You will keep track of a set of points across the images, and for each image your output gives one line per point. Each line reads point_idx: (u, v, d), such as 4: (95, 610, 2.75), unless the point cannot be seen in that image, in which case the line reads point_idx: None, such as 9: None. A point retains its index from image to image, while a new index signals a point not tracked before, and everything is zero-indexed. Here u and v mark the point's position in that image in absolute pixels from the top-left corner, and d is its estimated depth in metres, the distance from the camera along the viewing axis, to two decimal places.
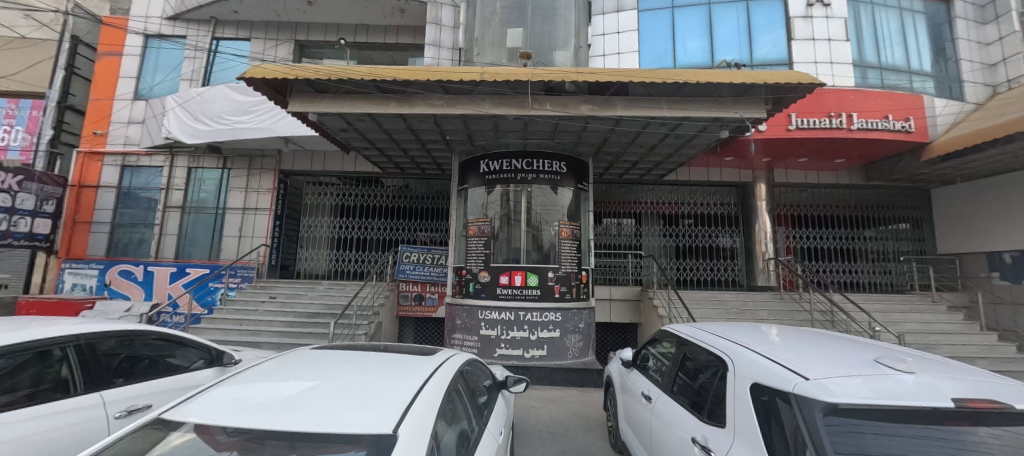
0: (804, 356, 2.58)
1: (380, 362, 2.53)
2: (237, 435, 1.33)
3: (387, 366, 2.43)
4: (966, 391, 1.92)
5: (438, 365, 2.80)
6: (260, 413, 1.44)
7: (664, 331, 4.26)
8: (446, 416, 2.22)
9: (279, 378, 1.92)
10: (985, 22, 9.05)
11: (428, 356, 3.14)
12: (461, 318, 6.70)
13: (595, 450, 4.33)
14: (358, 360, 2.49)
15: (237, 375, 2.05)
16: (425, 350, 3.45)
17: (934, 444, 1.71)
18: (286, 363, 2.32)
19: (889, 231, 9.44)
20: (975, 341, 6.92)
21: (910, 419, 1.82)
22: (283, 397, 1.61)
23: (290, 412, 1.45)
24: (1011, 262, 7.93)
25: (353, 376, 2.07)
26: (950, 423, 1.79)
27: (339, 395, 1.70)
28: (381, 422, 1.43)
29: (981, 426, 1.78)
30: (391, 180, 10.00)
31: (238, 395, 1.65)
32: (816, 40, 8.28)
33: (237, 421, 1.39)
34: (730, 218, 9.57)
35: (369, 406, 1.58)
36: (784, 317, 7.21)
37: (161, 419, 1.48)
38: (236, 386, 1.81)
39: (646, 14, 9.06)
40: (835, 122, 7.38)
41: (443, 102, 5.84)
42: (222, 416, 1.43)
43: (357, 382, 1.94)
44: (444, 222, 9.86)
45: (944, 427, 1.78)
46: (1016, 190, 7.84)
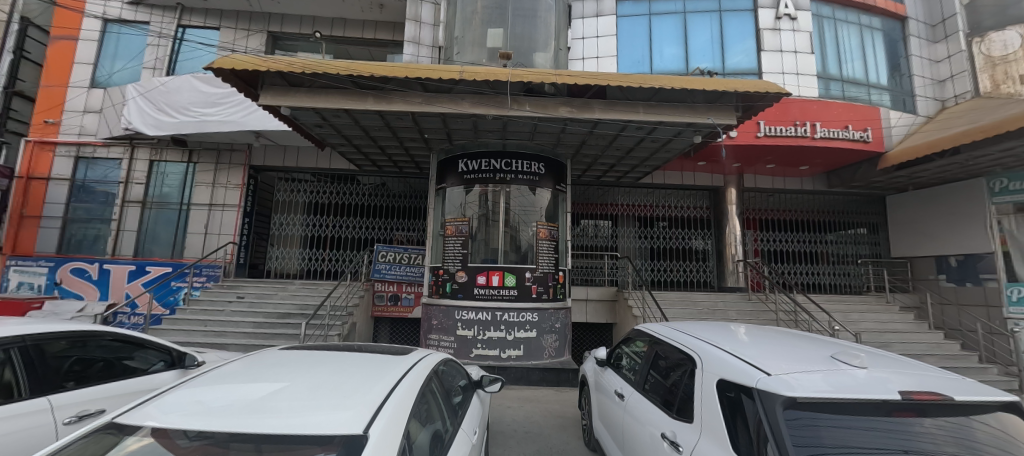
0: (769, 353, 2.68)
1: (351, 362, 2.48)
2: (198, 439, 1.26)
3: (358, 366, 2.38)
4: (916, 385, 2.04)
5: (410, 364, 2.76)
6: (220, 415, 1.38)
7: (637, 330, 4.33)
8: (420, 416, 2.18)
9: (242, 380, 1.84)
10: (935, 41, 9.66)
11: (400, 355, 3.09)
12: (438, 319, 6.63)
13: (569, 449, 4.36)
14: (329, 360, 2.43)
15: (198, 377, 1.95)
16: (397, 349, 3.38)
17: (885, 435, 1.81)
18: (251, 363, 2.24)
19: (850, 235, 9.95)
20: (924, 339, 7.38)
21: (864, 412, 1.92)
22: (248, 399, 1.54)
23: (254, 414, 1.39)
24: (956, 265, 8.49)
25: (322, 376, 2.01)
26: (898, 415, 1.90)
27: (308, 396, 1.64)
28: (351, 422, 1.39)
29: (925, 417, 1.90)
30: (368, 178, 9.78)
31: (197, 396, 1.58)
32: (783, 51, 8.64)
33: (196, 424, 1.33)
34: (703, 220, 9.86)
35: (339, 407, 1.53)
36: (752, 316, 7.48)
37: (115, 423, 1.39)
38: (195, 388, 1.72)
39: (625, 20, 9.24)
40: (801, 130, 7.73)
41: (422, 100, 5.77)
42: (179, 418, 1.36)
43: (326, 382, 1.89)
44: (422, 221, 9.70)
45: (892, 419, 1.89)
46: (962, 198, 8.40)
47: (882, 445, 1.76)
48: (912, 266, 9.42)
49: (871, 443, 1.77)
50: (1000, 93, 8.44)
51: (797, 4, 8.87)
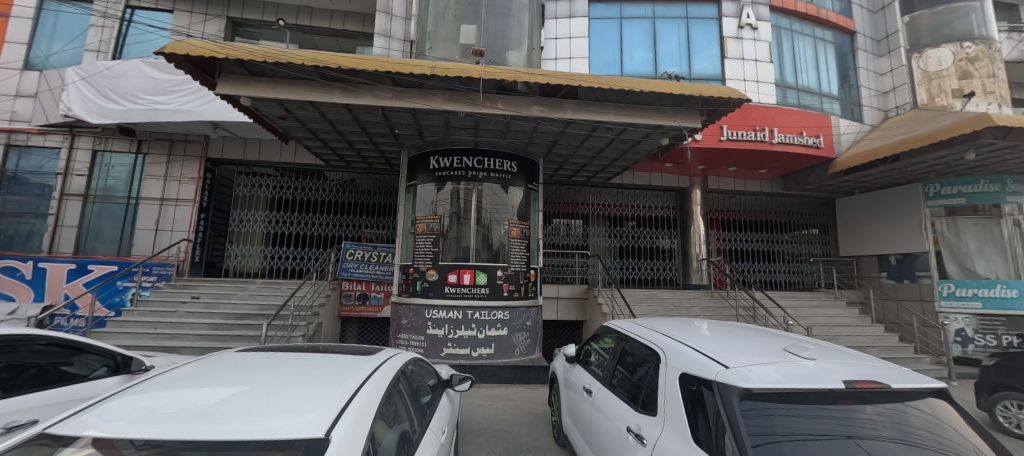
0: (727, 347, 2.79)
1: (314, 363, 2.38)
2: (146, 448, 1.17)
3: (320, 367, 2.29)
4: (860, 374, 2.18)
5: (374, 363, 2.70)
6: (168, 421, 1.29)
7: (606, 327, 4.42)
8: (386, 417, 2.13)
9: (193, 384, 1.72)
10: (880, 55, 10.34)
11: (366, 355, 3.01)
12: (407, 318, 6.52)
13: (538, 445, 4.39)
14: (288, 362, 2.33)
15: (143, 382, 1.82)
16: (362, 349, 3.29)
17: (832, 421, 1.93)
18: (205, 366, 2.11)
19: (804, 235, 10.56)
20: (868, 332, 7.94)
21: (813, 401, 2.03)
22: (201, 404, 1.45)
23: (207, 420, 1.30)
24: (895, 263, 9.18)
25: (282, 378, 1.92)
26: (842, 402, 2.03)
27: (268, 400, 1.56)
28: (313, 426, 1.33)
29: (865, 404, 2.04)
30: (336, 173, 9.45)
31: (141, 403, 1.48)
32: (745, 59, 9.04)
33: (145, 432, 1.23)
34: (670, 220, 10.18)
35: (300, 410, 1.47)
36: (715, 312, 7.80)
37: (48, 433, 1.27)
38: (140, 394, 1.59)
39: (597, 22, 9.39)
40: (760, 135, 8.13)
41: (393, 95, 5.64)
42: (123, 426, 1.26)
43: (287, 385, 1.80)
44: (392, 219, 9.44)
45: (838, 406, 2.01)
46: (901, 201, 9.08)
47: (828, 431, 1.88)
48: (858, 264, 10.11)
49: (819, 429, 1.89)
50: (935, 106, 9.18)
51: (757, 15, 9.31)
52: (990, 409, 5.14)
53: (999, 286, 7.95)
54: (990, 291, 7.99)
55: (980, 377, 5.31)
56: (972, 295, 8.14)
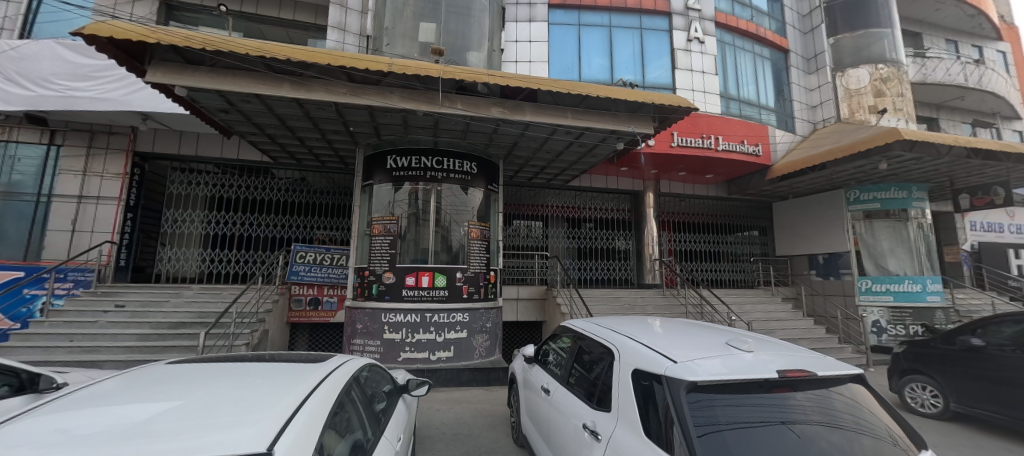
0: (676, 342, 2.92)
1: (257, 373, 2.22)
2: None
3: (262, 376, 2.14)
4: (792, 363, 2.38)
5: (324, 370, 2.58)
6: (85, 442, 1.15)
7: (563, 326, 4.50)
8: (337, 427, 2.04)
9: (111, 403, 1.52)
10: (809, 72, 11.25)
11: (313, 362, 2.85)
12: (362, 322, 6.29)
13: (498, 447, 4.37)
14: (225, 373, 2.15)
15: (50, 402, 1.61)
16: (307, 356, 3.12)
17: (766, 408, 2.09)
18: (128, 381, 1.90)
19: (745, 237, 11.35)
20: (801, 325, 8.67)
21: (751, 390, 2.19)
22: (122, 423, 1.30)
23: (127, 439, 1.17)
24: (822, 262, 10.04)
25: (220, 391, 1.77)
26: (776, 391, 2.20)
27: (206, 414, 1.44)
28: (253, 441, 1.24)
29: (795, 391, 2.22)
30: (285, 171, 8.97)
31: (53, 423, 1.31)
32: (693, 71, 9.59)
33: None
34: (626, 222, 10.55)
35: (239, 424, 1.36)
36: (667, 310, 8.20)
37: None
38: (48, 416, 1.40)
39: (556, 27, 9.58)
40: (706, 143, 8.65)
41: (348, 91, 5.43)
42: (24, 451, 1.10)
43: (226, 398, 1.66)
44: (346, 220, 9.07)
45: (772, 394, 2.18)
46: (827, 206, 9.97)
47: (765, 418, 2.04)
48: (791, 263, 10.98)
49: (756, 417, 2.04)
50: (855, 120, 10.23)
51: (704, 29, 9.92)
52: (902, 391, 5.76)
53: (907, 282, 8.97)
54: (899, 286, 8.99)
55: (893, 363, 5.93)
56: (885, 290, 9.10)
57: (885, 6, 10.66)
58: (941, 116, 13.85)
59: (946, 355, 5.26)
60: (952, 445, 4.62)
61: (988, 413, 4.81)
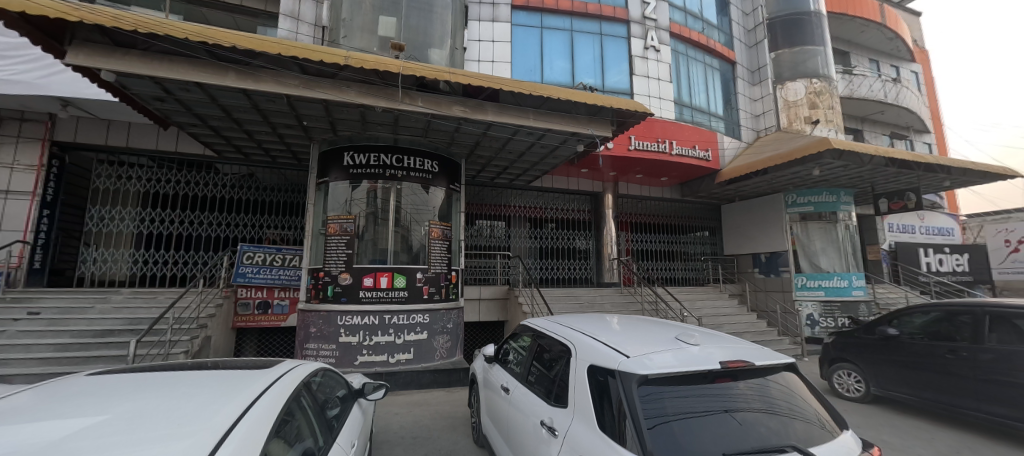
0: (630, 338, 3.02)
1: (192, 382, 2.07)
2: None
3: (196, 386, 1.97)
4: (733, 355, 2.52)
5: (271, 377, 2.44)
6: None
7: (523, 326, 4.55)
8: (283, 436, 1.95)
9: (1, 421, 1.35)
10: (754, 83, 12.15)
11: (258, 369, 2.68)
12: (316, 326, 6.03)
13: (457, 448, 4.33)
14: (155, 383, 1.98)
15: None
16: (251, 362, 2.94)
17: (710, 398, 2.24)
18: (34, 396, 1.71)
19: (696, 237, 11.96)
20: (746, 320, 9.26)
21: (697, 381, 2.33)
22: (12, 442, 1.17)
23: None
24: (765, 260, 10.76)
25: (142, 402, 1.63)
26: (719, 381, 2.36)
27: (118, 428, 1.32)
28: (161, 451, 1.16)
29: (736, 380, 2.39)
30: (230, 166, 8.41)
31: None
32: (649, 77, 10.00)
33: None
34: (587, 222, 10.80)
35: (153, 437, 1.27)
36: (624, 307, 8.50)
37: None
38: None
39: (519, 29, 9.64)
40: (661, 147, 9.04)
41: (300, 83, 5.18)
42: None
43: (145, 410, 1.53)
44: (299, 219, 8.66)
45: (715, 384, 2.33)
46: (769, 209, 10.70)
47: (709, 407, 2.18)
48: (737, 261, 11.69)
49: (702, 406, 2.19)
50: (793, 129, 11.09)
51: (660, 38, 10.38)
52: (832, 378, 6.29)
53: (836, 278, 9.79)
54: (829, 282, 9.83)
55: (823, 352, 6.48)
56: (817, 285, 9.90)
57: (818, 25, 11.57)
58: (865, 127, 15.33)
59: (868, 344, 5.83)
60: (870, 425, 5.11)
61: (901, 395, 5.38)
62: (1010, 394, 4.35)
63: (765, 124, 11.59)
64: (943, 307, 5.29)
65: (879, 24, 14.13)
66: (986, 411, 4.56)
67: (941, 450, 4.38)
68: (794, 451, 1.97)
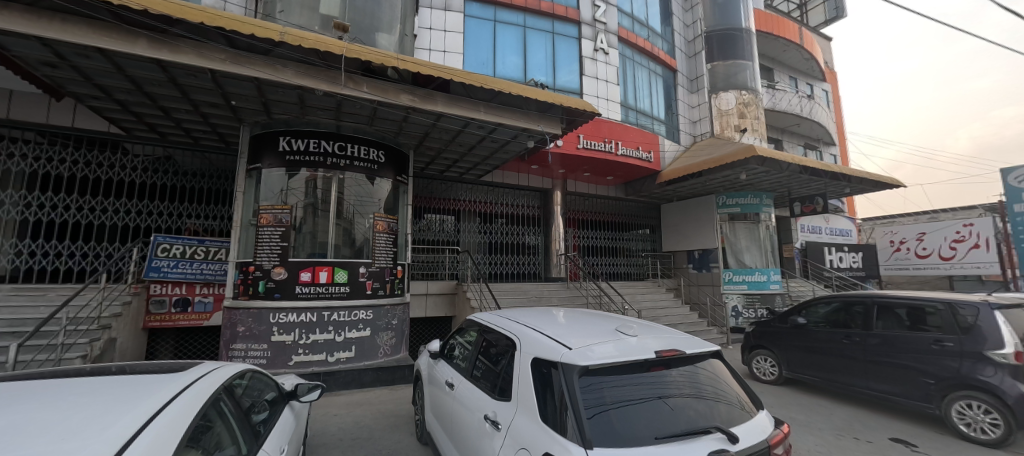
0: (572, 331, 3.10)
1: (83, 388, 1.80)
2: None
3: (87, 395, 1.70)
4: (667, 344, 2.68)
5: (184, 381, 2.18)
6: None
7: (470, 320, 4.51)
8: (199, 445, 1.78)
9: None
10: (693, 91, 13.02)
11: (171, 372, 2.38)
12: (245, 325, 5.58)
13: (400, 447, 4.22)
14: (29, 393, 1.69)
15: None
16: (163, 365, 2.61)
17: (645, 386, 2.37)
18: None
19: (638, 234, 12.65)
20: (680, 312, 9.96)
21: (634, 370, 2.45)
22: None
23: None
24: (698, 256, 11.59)
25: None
26: (654, 369, 2.50)
27: None
28: None
29: (669, 368, 2.54)
30: (141, 147, 7.48)
31: None
32: (598, 79, 10.35)
33: None
34: (535, 218, 10.99)
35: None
36: (570, 301, 8.79)
37: None
38: None
39: (472, 20, 9.49)
40: (608, 147, 9.41)
41: (228, 58, 4.73)
42: None
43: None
44: (225, 208, 7.98)
45: (651, 373, 2.47)
46: (703, 209, 11.55)
47: (645, 395, 2.32)
48: (674, 258, 12.52)
49: (638, 394, 2.31)
50: (724, 136, 12.06)
51: (609, 42, 10.77)
52: (751, 364, 6.97)
53: (756, 273, 10.83)
54: (751, 276, 10.82)
55: (745, 340, 7.14)
56: (741, 280, 10.85)
57: (748, 41, 12.61)
58: (784, 138, 17.09)
59: (780, 332, 6.53)
60: (782, 404, 5.73)
61: (806, 376, 6.09)
62: (892, 373, 5.11)
63: (699, 130, 12.56)
64: (841, 298, 6.02)
65: (798, 45, 15.73)
66: (873, 388, 5.31)
67: (836, 423, 5.03)
68: (718, 431, 2.17)
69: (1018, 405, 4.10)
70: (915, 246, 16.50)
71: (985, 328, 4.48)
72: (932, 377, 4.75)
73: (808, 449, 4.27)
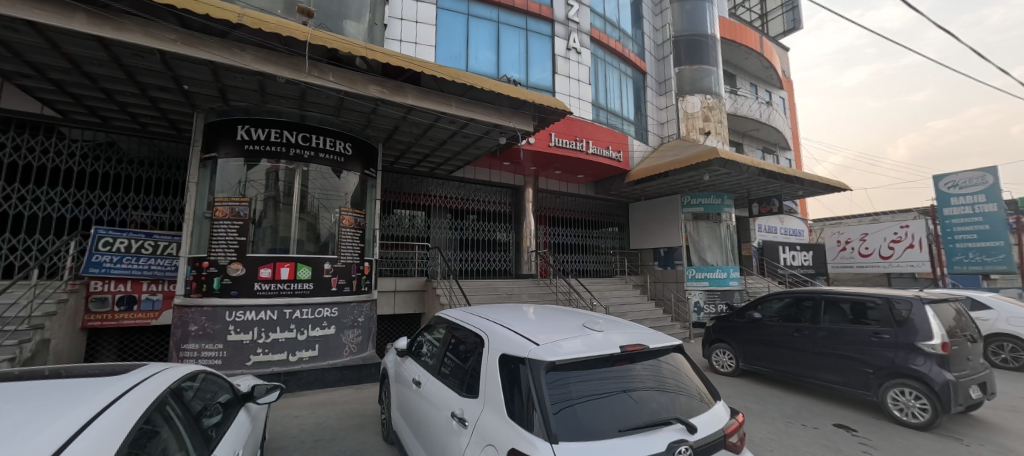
0: (540, 327, 3.14)
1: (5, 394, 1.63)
2: None
3: (10, 401, 1.54)
4: (632, 339, 2.76)
5: (128, 383, 2.05)
6: None
7: (438, 317, 4.46)
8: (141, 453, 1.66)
9: None
10: (662, 93, 13.37)
11: (110, 374, 2.21)
12: (198, 323, 5.28)
13: (365, 447, 4.14)
14: None
15: None
16: (103, 367, 2.42)
17: (611, 380, 2.44)
18: None
19: (607, 232, 12.95)
20: (646, 308, 10.30)
21: (599, 365, 2.51)
22: None
23: None
24: (664, 254, 11.97)
25: None
26: (620, 363, 2.57)
27: None
28: None
29: (633, 363, 2.62)
30: (79, 131, 6.92)
31: None
32: (570, 78, 10.48)
33: None
34: (506, 215, 11.03)
35: None
36: (540, 298, 8.89)
37: None
38: None
39: (445, 13, 9.33)
40: (579, 146, 9.56)
41: (180, 39, 4.43)
42: None
43: None
44: (176, 200, 7.54)
45: (616, 367, 2.54)
46: (670, 208, 11.94)
47: (611, 389, 2.39)
48: (641, 255, 12.91)
49: (604, 388, 2.38)
50: (690, 138, 12.54)
51: (581, 42, 10.90)
52: (710, 356, 7.32)
53: (717, 270, 11.35)
54: (712, 273, 11.32)
55: (706, 334, 7.48)
56: (703, 277, 11.33)
57: (713, 47, 13.12)
58: (744, 141, 17.94)
59: (738, 326, 6.88)
60: (738, 395, 6.05)
61: (760, 368, 6.47)
62: (836, 363, 5.51)
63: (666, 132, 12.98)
64: (793, 293, 6.40)
65: (758, 53, 16.51)
66: (820, 378, 5.69)
67: (785, 411, 5.38)
68: (678, 422, 2.28)
69: (943, 390, 4.52)
70: (859, 246, 17.76)
71: (916, 321, 4.91)
72: (871, 367, 5.16)
73: (759, 437, 4.54)
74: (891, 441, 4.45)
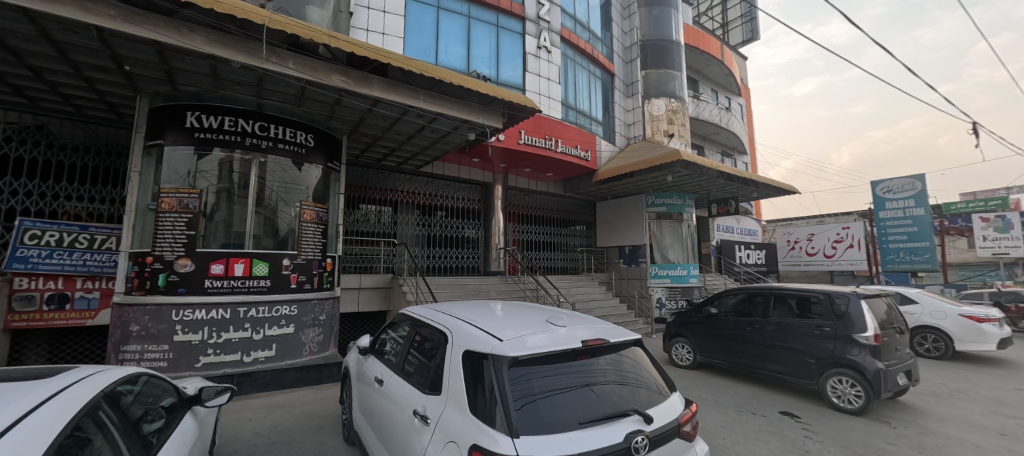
0: (503, 323, 3.16)
1: None
2: None
3: None
4: (595, 334, 2.84)
5: (55, 386, 1.89)
6: None
7: (403, 314, 4.38)
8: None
9: None
10: (629, 95, 13.71)
11: (32, 379, 2.02)
12: (141, 323, 4.94)
13: (324, 449, 4.02)
14: None
15: None
16: (25, 371, 2.21)
17: (572, 374, 2.50)
18: None
19: (575, 230, 13.21)
20: (610, 304, 10.61)
21: (562, 359, 2.57)
22: None
23: None
24: (629, 252, 12.32)
25: None
26: (582, 358, 2.64)
27: None
28: None
29: (594, 357, 2.70)
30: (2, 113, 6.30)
31: None
32: (541, 76, 10.56)
33: None
34: (475, 212, 11.03)
35: None
36: (508, 294, 8.95)
37: None
38: None
39: (414, 4, 9.10)
40: (548, 144, 9.67)
41: (120, 16, 4.08)
42: None
43: None
44: (117, 189, 6.98)
45: (579, 362, 2.61)
46: (635, 208, 12.32)
47: (574, 383, 2.45)
48: (607, 253, 13.26)
49: (566, 383, 2.44)
50: (654, 140, 12.98)
51: (552, 41, 11.00)
52: (669, 351, 7.66)
53: (678, 268, 11.83)
54: (673, 271, 11.78)
55: (666, 329, 7.81)
56: (665, 274, 11.74)
57: (678, 53, 13.60)
58: (705, 145, 18.76)
59: (695, 321, 7.24)
60: (694, 386, 6.37)
61: (714, 360, 6.84)
62: (783, 355, 5.90)
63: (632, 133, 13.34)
64: (746, 289, 6.77)
65: (719, 61, 17.26)
66: (768, 369, 6.08)
67: (736, 401, 5.71)
68: (635, 414, 2.39)
69: (875, 379, 4.93)
70: (806, 245, 19.14)
71: (853, 315, 5.34)
72: (814, 358, 5.56)
73: (711, 426, 4.79)
74: (829, 426, 4.83)
